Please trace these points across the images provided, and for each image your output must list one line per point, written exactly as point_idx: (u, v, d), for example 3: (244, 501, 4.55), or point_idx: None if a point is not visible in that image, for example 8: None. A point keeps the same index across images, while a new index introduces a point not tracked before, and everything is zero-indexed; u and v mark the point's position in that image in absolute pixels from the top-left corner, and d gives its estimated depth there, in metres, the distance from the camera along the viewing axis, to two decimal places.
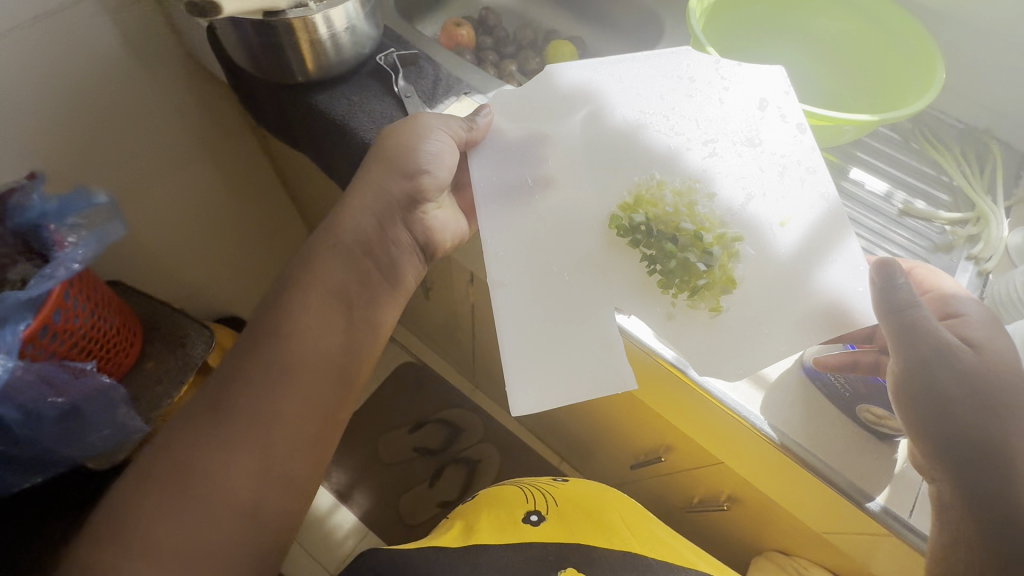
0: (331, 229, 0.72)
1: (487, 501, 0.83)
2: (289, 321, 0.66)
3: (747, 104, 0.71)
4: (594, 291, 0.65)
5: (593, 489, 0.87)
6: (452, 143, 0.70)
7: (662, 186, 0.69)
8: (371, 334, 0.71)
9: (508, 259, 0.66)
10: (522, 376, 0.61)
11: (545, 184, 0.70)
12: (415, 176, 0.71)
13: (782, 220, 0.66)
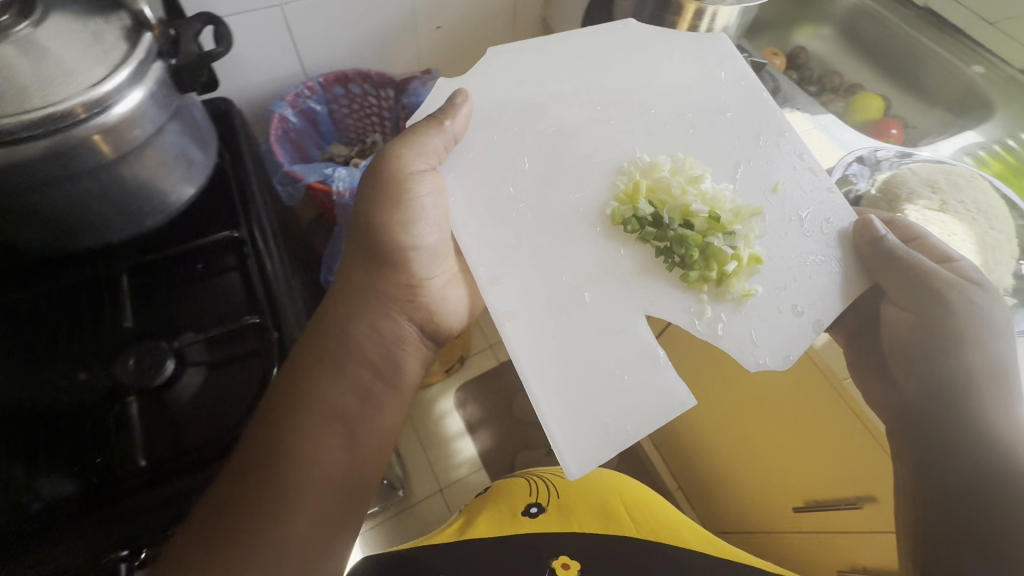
0: (352, 265, 0.70)
1: (482, 515, 0.89)
2: (292, 409, 0.62)
3: (705, 100, 0.80)
4: (626, 302, 0.68)
5: (604, 472, 0.97)
6: (461, 122, 0.72)
7: (673, 173, 0.73)
8: (388, 376, 0.68)
9: (512, 276, 0.68)
10: (561, 396, 0.63)
11: (550, 97, 0.77)
12: (422, 241, 0.69)
13: (773, 186, 0.74)
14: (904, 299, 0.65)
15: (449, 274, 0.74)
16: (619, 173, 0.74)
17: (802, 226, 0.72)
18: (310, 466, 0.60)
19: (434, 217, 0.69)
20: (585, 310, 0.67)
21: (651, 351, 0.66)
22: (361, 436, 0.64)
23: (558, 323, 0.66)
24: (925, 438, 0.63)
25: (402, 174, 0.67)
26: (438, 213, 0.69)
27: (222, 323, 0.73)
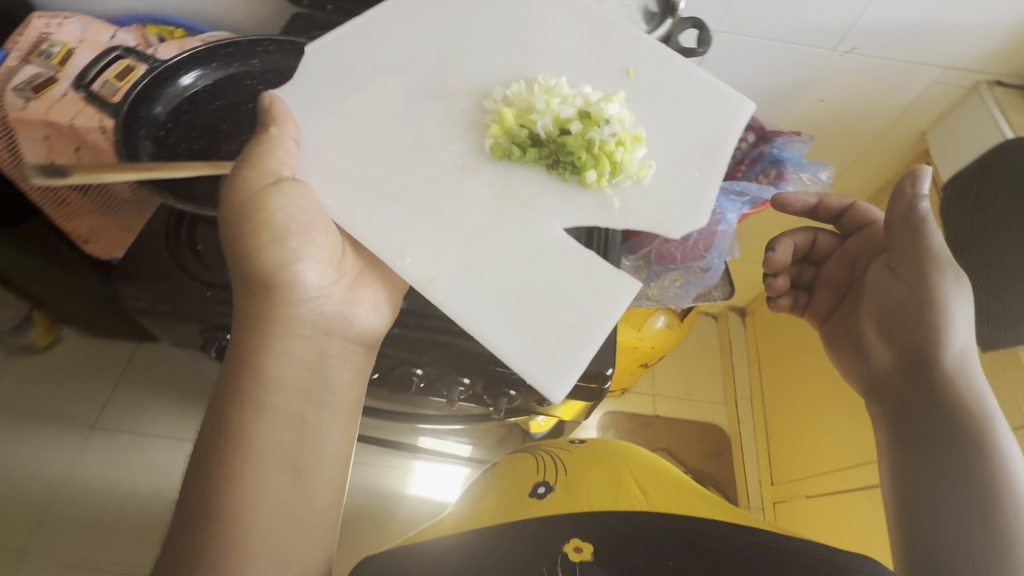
0: (258, 285, 0.58)
1: (488, 505, 0.70)
2: (259, 379, 0.56)
3: (607, 49, 0.75)
4: (527, 223, 0.64)
5: (518, 456, 0.83)
6: (289, 124, 0.63)
7: (533, 91, 0.70)
8: (344, 341, 0.62)
9: (420, 243, 0.63)
10: (460, 292, 0.60)
11: (441, 95, 0.70)
12: (307, 282, 0.59)
13: (628, 72, 0.74)
14: (904, 268, 0.63)
15: (332, 287, 0.61)
16: (486, 100, 0.71)
17: (676, 114, 0.73)
18: (273, 459, 0.54)
19: (312, 258, 0.60)
20: (454, 209, 0.65)
21: (581, 262, 0.62)
22: (306, 457, 0.56)
23: (458, 253, 0.62)
24: (931, 417, 0.61)
25: (251, 188, 0.58)
26: (311, 250, 0.60)
27: (258, 291, 0.58)
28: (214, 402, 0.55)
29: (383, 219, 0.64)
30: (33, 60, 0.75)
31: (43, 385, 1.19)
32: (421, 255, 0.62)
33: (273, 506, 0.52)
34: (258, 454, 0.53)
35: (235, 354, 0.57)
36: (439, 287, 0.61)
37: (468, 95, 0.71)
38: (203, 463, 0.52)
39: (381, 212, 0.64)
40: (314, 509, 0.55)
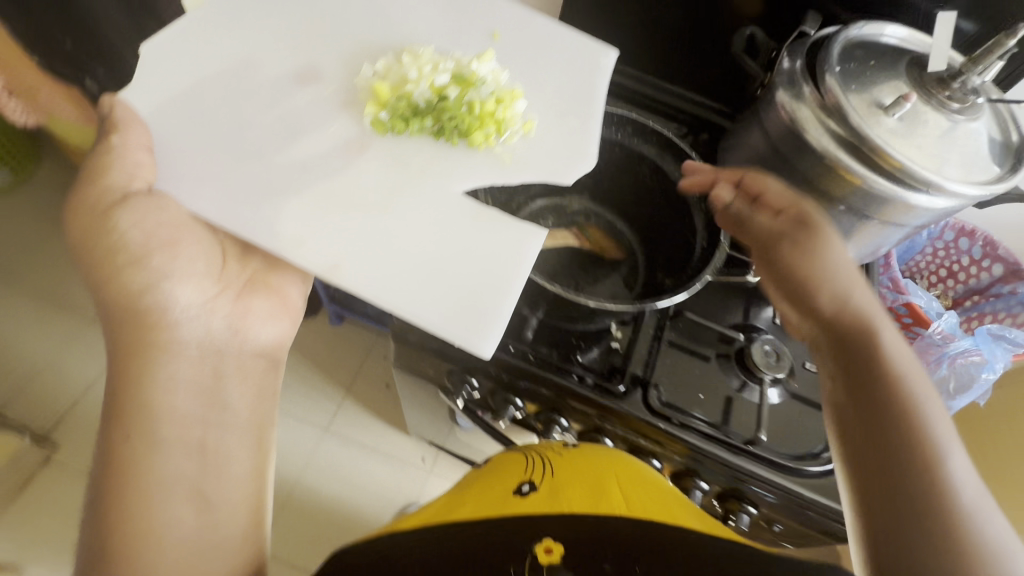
0: (120, 323, 0.46)
1: (470, 495, 0.56)
2: (121, 413, 0.43)
3: (475, 22, 0.60)
4: (421, 183, 0.53)
5: (494, 464, 0.64)
6: (133, 127, 0.48)
7: (403, 61, 0.56)
8: (246, 356, 0.52)
9: (324, 223, 0.50)
10: (374, 272, 0.49)
11: (304, 75, 0.55)
12: (177, 302, 0.47)
13: (489, 35, 0.60)
14: (799, 234, 0.52)
15: (214, 302, 0.50)
16: (357, 76, 0.56)
17: (567, 87, 0.59)
18: (181, 495, 0.43)
19: (183, 275, 0.48)
20: (333, 184, 0.51)
21: (493, 225, 0.51)
22: (213, 481, 0.45)
23: (339, 215, 0.50)
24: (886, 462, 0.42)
25: (96, 214, 0.45)
26: (179, 270, 0.48)
27: (125, 322, 0.46)
28: (92, 459, 0.43)
29: (289, 211, 0.50)
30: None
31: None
32: (293, 210, 0.50)
33: (188, 532, 0.42)
34: (153, 492, 0.42)
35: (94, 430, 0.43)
36: (346, 268, 0.49)
37: (347, 66, 0.56)
38: (88, 524, 0.41)
39: (281, 203, 0.50)
40: (228, 534, 0.44)
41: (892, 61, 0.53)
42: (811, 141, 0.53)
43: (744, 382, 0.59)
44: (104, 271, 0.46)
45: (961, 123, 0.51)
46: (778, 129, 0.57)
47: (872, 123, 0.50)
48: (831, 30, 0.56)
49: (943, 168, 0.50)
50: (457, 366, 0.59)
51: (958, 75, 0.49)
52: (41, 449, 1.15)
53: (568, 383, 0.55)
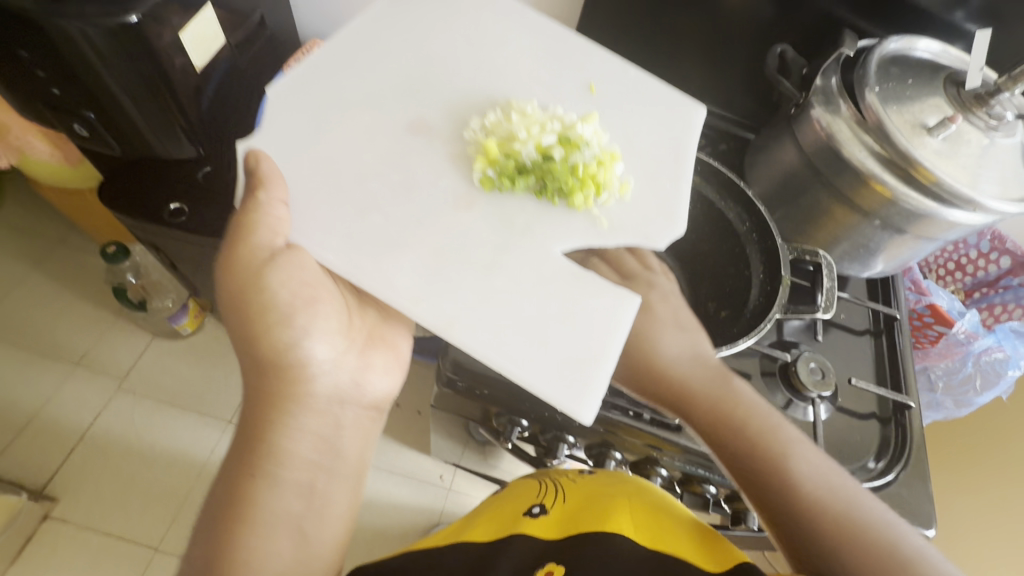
0: (254, 372, 0.45)
1: (488, 515, 0.58)
2: (261, 453, 0.44)
3: (573, 73, 0.60)
4: (531, 245, 0.52)
5: (525, 482, 0.63)
6: (273, 184, 0.47)
7: (512, 118, 0.55)
8: (356, 410, 0.49)
9: (439, 297, 0.49)
10: (478, 332, 0.49)
11: (414, 133, 0.54)
12: (308, 360, 0.45)
13: (587, 86, 0.59)
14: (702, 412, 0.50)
15: (343, 357, 0.48)
16: (467, 129, 0.55)
17: (664, 137, 0.59)
18: (285, 535, 0.44)
19: (320, 334, 0.46)
20: (439, 244, 0.51)
21: (605, 293, 0.51)
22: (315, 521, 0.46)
23: (445, 272, 0.50)
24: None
25: (247, 270, 0.44)
26: (310, 326, 0.46)
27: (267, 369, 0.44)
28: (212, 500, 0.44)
29: (396, 268, 0.50)
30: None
31: (173, 377, 1.27)
32: (394, 271, 0.50)
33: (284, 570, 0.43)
34: (263, 533, 0.43)
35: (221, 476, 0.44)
36: (460, 328, 0.49)
37: (452, 120, 0.56)
38: (196, 561, 0.41)
39: (384, 260, 0.50)
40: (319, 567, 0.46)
41: (929, 78, 0.53)
42: (850, 158, 0.53)
43: (791, 399, 0.60)
44: (256, 320, 0.44)
45: (996, 139, 0.51)
46: (814, 147, 0.56)
47: (911, 139, 0.50)
48: (865, 46, 0.57)
49: (982, 183, 0.50)
50: (503, 407, 0.58)
51: (997, 93, 0.50)
52: (42, 504, 1.08)
53: (627, 421, 0.55)
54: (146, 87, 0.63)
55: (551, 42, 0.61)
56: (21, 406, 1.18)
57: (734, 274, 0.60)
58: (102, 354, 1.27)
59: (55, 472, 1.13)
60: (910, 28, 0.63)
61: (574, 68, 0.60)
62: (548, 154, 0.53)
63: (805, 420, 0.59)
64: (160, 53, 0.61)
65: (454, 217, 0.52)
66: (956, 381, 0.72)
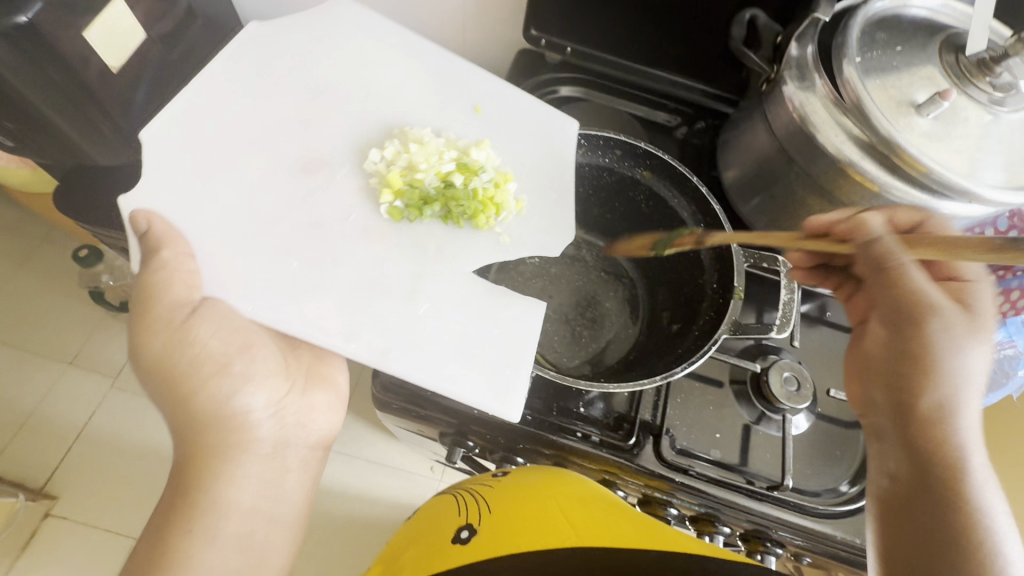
0: (184, 426, 0.42)
1: (411, 546, 0.54)
2: (197, 502, 0.41)
3: (457, 97, 0.59)
4: (431, 264, 0.53)
5: (439, 500, 0.61)
6: (169, 244, 0.44)
7: (408, 148, 0.54)
8: (299, 450, 0.48)
9: (370, 324, 0.50)
10: (411, 358, 0.49)
11: (309, 165, 0.53)
12: (242, 408, 0.44)
13: (472, 108, 0.59)
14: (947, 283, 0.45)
15: (283, 400, 0.47)
16: (366, 160, 0.55)
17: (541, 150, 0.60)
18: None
19: (257, 380, 0.45)
20: (350, 274, 0.51)
21: (505, 302, 0.53)
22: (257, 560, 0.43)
23: (371, 302, 0.51)
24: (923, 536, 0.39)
25: (169, 326, 0.42)
26: (242, 369, 0.44)
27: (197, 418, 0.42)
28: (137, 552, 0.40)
29: (318, 309, 0.49)
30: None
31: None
32: (318, 308, 0.49)
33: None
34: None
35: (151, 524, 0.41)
36: (393, 357, 0.49)
37: (345, 149, 0.55)
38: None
39: (308, 299, 0.49)
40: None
41: (922, 44, 0.45)
42: (826, 144, 0.45)
43: (761, 413, 0.54)
44: (176, 382, 0.42)
45: (1005, 116, 0.43)
46: (787, 131, 0.49)
47: (897, 122, 0.42)
48: (849, 7, 0.48)
49: (981, 170, 0.43)
50: (449, 428, 0.55)
51: (1005, 58, 0.41)
52: (41, 502, 0.98)
53: (574, 444, 0.51)
54: (66, 96, 0.58)
55: (430, 60, 0.60)
56: (14, 406, 1.04)
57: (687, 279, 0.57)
58: (96, 351, 1.11)
59: (55, 469, 1.01)
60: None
61: (458, 90, 0.60)
62: (450, 178, 0.54)
63: (775, 435, 0.54)
64: (67, 56, 0.56)
65: (376, 244, 0.53)
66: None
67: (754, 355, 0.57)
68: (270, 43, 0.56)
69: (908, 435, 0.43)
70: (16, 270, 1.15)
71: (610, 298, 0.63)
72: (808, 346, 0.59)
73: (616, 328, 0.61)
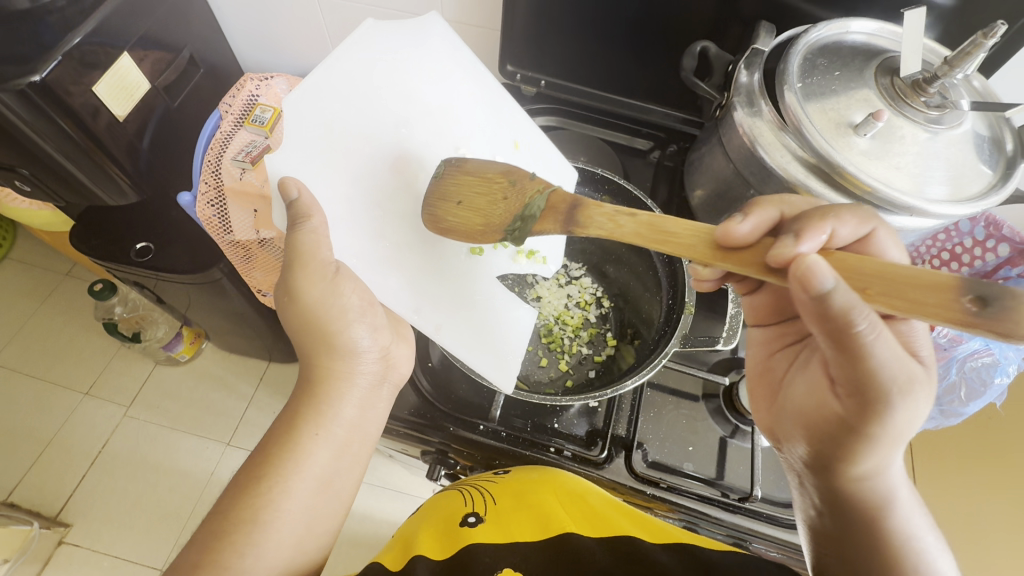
0: (308, 368, 0.45)
1: (423, 528, 0.48)
2: (320, 411, 0.44)
3: (498, 130, 0.57)
4: (467, 275, 0.53)
5: (435, 497, 0.55)
6: (321, 213, 0.43)
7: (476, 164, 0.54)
8: (391, 387, 0.50)
9: (436, 307, 0.49)
10: (461, 334, 0.50)
11: (399, 160, 0.50)
12: (354, 346, 0.46)
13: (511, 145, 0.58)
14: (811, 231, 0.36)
15: (387, 346, 0.48)
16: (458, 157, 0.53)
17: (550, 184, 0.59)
18: (291, 536, 0.41)
19: (371, 323, 0.47)
20: (410, 257, 0.50)
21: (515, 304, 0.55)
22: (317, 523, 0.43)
23: (433, 291, 0.50)
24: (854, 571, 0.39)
25: (324, 279, 0.43)
26: (368, 318, 0.46)
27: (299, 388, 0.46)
28: (249, 457, 0.43)
29: (395, 284, 0.48)
30: (248, 125, 0.65)
31: (182, 398, 1.16)
32: (396, 287, 0.48)
33: (296, 533, 0.42)
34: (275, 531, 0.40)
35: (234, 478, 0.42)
36: (444, 333, 0.49)
37: (431, 149, 0.52)
38: None
39: (391, 274, 0.48)
40: (319, 537, 0.44)
41: (859, 69, 0.48)
42: (774, 165, 0.47)
43: (735, 426, 0.55)
44: (323, 323, 0.44)
45: (945, 134, 0.46)
46: (740, 153, 0.51)
47: (837, 144, 0.45)
48: (793, 36, 0.52)
49: (927, 186, 0.45)
50: (430, 448, 0.57)
51: (935, 79, 0.44)
52: (55, 529, 1.00)
53: (547, 459, 0.53)
54: (75, 145, 0.63)
55: (496, 93, 0.58)
56: (37, 433, 1.09)
57: (649, 298, 0.59)
58: (111, 380, 1.16)
59: (69, 498, 1.04)
60: (861, 4, 0.56)
61: (500, 122, 0.57)
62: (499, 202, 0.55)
63: (744, 447, 0.55)
64: (79, 109, 0.61)
65: (436, 237, 0.52)
66: (938, 389, 0.63)
67: (726, 369, 0.58)
68: (377, 41, 0.50)
69: (834, 484, 0.38)
70: (37, 307, 1.22)
71: (584, 318, 0.65)
72: None
73: (586, 347, 0.63)
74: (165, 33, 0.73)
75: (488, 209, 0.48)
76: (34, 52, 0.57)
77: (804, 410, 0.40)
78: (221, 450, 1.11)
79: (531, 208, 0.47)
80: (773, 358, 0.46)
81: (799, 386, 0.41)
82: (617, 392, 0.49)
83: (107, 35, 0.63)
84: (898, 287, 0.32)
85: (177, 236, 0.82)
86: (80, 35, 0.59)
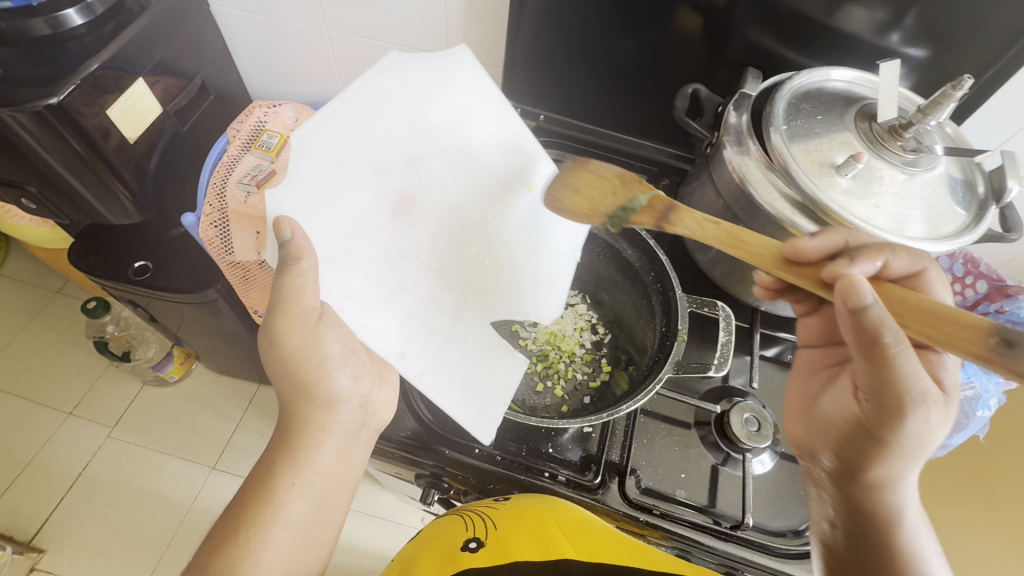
0: (294, 406, 0.47)
1: (423, 555, 0.48)
2: (298, 459, 0.46)
3: (519, 166, 0.52)
4: (454, 320, 0.51)
5: (436, 522, 0.55)
6: (312, 255, 0.42)
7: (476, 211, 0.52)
8: (370, 433, 0.51)
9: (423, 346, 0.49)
10: (443, 377, 0.49)
11: (400, 203, 0.49)
12: (334, 392, 0.48)
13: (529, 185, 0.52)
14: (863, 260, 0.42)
15: (368, 392, 0.51)
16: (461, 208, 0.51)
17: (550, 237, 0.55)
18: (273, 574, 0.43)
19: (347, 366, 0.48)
20: (399, 294, 0.48)
21: (498, 357, 0.52)
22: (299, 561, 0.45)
23: (425, 321, 0.49)
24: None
25: (305, 331, 0.44)
26: (351, 365, 0.48)
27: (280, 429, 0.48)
28: (235, 496, 0.45)
29: (384, 327, 0.47)
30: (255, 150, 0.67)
31: (168, 420, 1.14)
32: (385, 330, 0.47)
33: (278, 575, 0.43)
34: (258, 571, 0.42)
35: (221, 523, 0.44)
36: (427, 380, 0.48)
37: (437, 195, 0.50)
38: None
39: (382, 316, 0.47)
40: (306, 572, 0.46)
41: (839, 114, 0.51)
42: (761, 202, 0.49)
43: (727, 454, 0.56)
44: (301, 371, 0.46)
45: (921, 179, 0.48)
46: (729, 189, 0.54)
47: (821, 183, 0.47)
48: (778, 82, 0.55)
49: (907, 225, 0.47)
50: (425, 472, 0.58)
51: (909, 125, 0.47)
52: (29, 555, 0.97)
53: (543, 484, 0.53)
54: (85, 164, 0.64)
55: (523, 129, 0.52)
56: (15, 453, 1.06)
57: (643, 326, 0.61)
58: (98, 400, 1.14)
59: (46, 521, 1.01)
60: (840, 54, 0.60)
61: (524, 160, 0.52)
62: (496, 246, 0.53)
63: (736, 475, 0.55)
64: (91, 130, 0.63)
65: (429, 272, 0.51)
66: None
67: (717, 397, 0.59)
68: (400, 73, 0.47)
69: (852, 495, 0.41)
70: (26, 324, 1.21)
71: (578, 349, 0.66)
72: (769, 389, 0.62)
73: (580, 376, 0.64)
74: (177, 61, 0.75)
75: (598, 200, 0.48)
76: (54, 75, 0.59)
77: (832, 422, 0.44)
78: (206, 474, 1.09)
79: (633, 201, 0.48)
80: (812, 377, 0.50)
81: (827, 403, 0.45)
82: (613, 416, 0.50)
83: (124, 61, 0.65)
84: (937, 319, 0.37)
85: (177, 256, 0.83)
86: (97, 60, 0.62)
